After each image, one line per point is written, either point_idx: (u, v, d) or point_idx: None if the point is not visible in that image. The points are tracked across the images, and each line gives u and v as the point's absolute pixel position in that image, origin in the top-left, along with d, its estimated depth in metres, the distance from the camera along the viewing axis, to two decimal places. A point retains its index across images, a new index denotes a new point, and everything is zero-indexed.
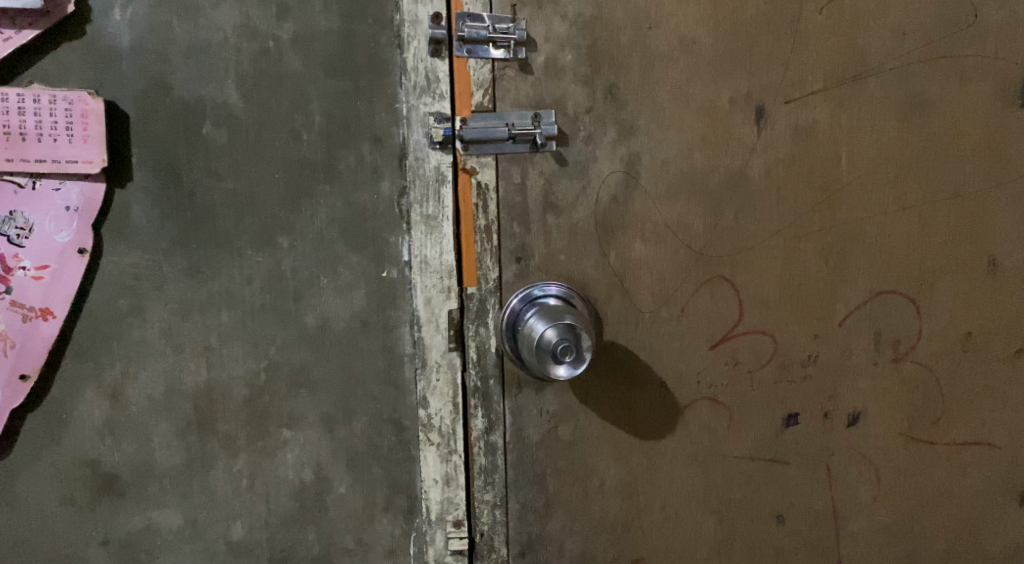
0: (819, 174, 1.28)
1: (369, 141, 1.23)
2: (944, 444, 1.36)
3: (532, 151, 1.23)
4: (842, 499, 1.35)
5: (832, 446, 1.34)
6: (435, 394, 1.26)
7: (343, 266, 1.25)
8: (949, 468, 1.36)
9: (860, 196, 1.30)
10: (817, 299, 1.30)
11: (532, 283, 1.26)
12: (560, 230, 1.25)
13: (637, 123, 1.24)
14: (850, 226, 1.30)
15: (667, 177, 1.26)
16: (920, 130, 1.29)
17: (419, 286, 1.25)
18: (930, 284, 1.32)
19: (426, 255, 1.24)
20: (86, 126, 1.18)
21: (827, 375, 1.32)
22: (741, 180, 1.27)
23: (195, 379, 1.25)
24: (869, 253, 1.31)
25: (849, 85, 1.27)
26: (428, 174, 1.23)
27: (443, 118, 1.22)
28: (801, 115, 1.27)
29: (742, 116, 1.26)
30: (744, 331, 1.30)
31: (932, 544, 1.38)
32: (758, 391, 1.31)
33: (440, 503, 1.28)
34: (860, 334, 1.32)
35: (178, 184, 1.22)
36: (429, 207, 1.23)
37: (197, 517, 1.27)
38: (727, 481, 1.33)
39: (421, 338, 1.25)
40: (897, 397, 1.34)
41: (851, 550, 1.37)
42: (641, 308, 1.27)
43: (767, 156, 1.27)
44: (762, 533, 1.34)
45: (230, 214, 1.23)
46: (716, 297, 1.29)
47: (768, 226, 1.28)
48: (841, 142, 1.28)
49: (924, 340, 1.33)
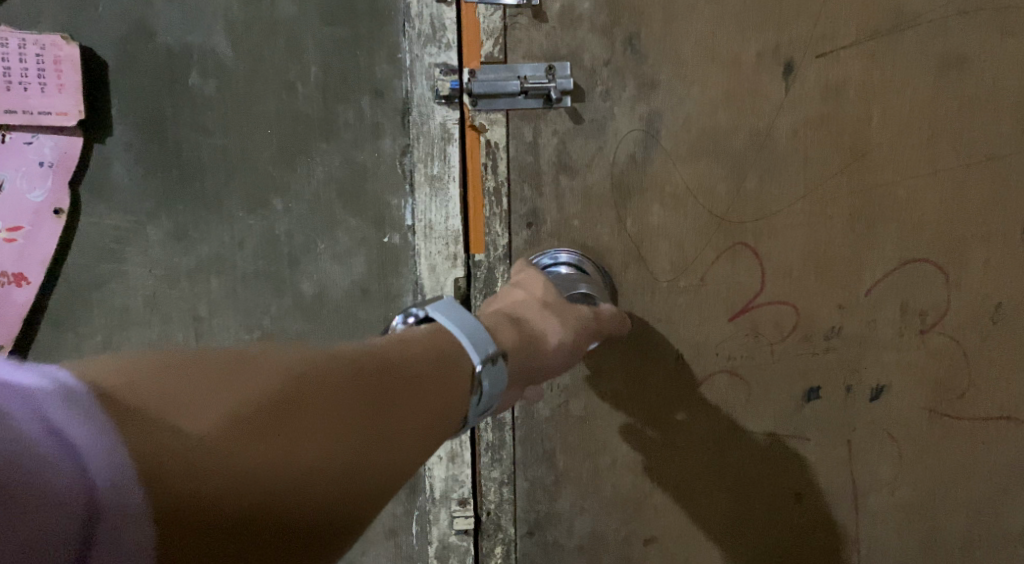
0: (849, 134, 1.19)
1: (370, 95, 1.19)
2: (970, 420, 1.28)
3: (545, 107, 1.15)
4: (863, 476, 1.28)
5: (854, 421, 1.27)
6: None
7: (341, 231, 1.22)
8: (974, 445, 1.28)
9: (891, 158, 1.21)
10: (842, 267, 1.22)
11: (543, 250, 1.18)
12: (574, 193, 1.17)
13: (658, 77, 1.16)
14: (879, 189, 1.21)
15: (688, 137, 1.18)
16: (959, 86, 1.20)
17: (424, 252, 1.20)
18: (962, 252, 1.23)
19: (430, 220, 1.19)
20: (60, 74, 1.14)
21: (852, 348, 1.24)
22: (767, 140, 1.19)
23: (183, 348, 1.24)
24: (898, 219, 1.22)
25: (884, 38, 1.18)
26: (433, 131, 1.17)
27: (450, 70, 1.14)
28: (833, 70, 1.18)
29: (769, 70, 1.17)
30: (766, 302, 1.22)
31: (954, 523, 1.31)
32: (778, 364, 1.24)
33: (445, 480, 1.25)
34: (886, 305, 1.24)
35: (162, 141, 1.20)
36: (434, 167, 1.17)
37: None
38: (743, 458, 1.26)
39: None
40: (922, 370, 1.26)
41: (872, 530, 1.30)
42: (658, 277, 1.20)
43: (795, 115, 1.19)
44: (780, 512, 1.28)
45: (219, 174, 1.20)
46: (738, 266, 1.21)
47: (794, 189, 1.20)
48: (872, 100, 1.19)
49: (952, 310, 1.24)
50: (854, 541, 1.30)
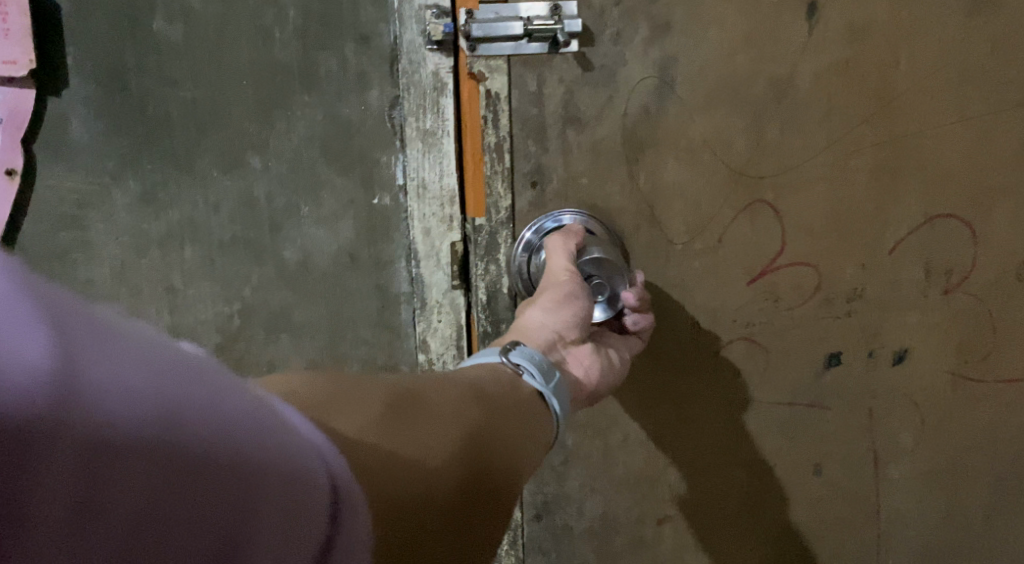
0: (875, 79, 1.09)
1: (355, 41, 1.10)
2: (994, 382, 1.20)
3: (551, 51, 1.04)
4: (883, 444, 1.20)
5: (875, 388, 1.18)
6: (435, 337, 1.18)
7: (326, 191, 1.15)
8: (995, 409, 1.21)
9: (919, 106, 1.11)
10: (867, 225, 1.13)
11: (548, 213, 1.09)
12: (582, 148, 1.07)
13: (672, 18, 1.04)
14: (906, 141, 1.11)
15: (705, 85, 1.07)
16: (990, 26, 1.09)
17: (417, 215, 1.14)
18: (989, 205, 1.14)
19: (424, 179, 1.12)
20: (5, 18, 1.07)
21: (874, 311, 1.16)
22: (789, 87, 1.08)
23: (157, 323, 1.22)
24: (925, 170, 1.12)
25: None
26: (424, 80, 1.08)
27: (442, 12, 1.04)
28: (862, 8, 1.06)
29: (793, 9, 1.05)
30: (786, 264, 1.13)
31: (976, 491, 1.23)
32: (798, 329, 1.15)
33: None
34: (911, 264, 1.15)
35: (126, 96, 1.13)
36: (426, 121, 1.10)
37: None
38: (761, 430, 1.18)
39: (421, 275, 1.16)
40: (948, 332, 1.17)
41: (891, 499, 1.22)
42: (673, 239, 1.11)
43: (819, 59, 1.07)
44: (797, 484, 1.21)
45: (188, 129, 1.14)
46: (757, 226, 1.11)
47: (815, 140, 1.10)
48: (901, 42, 1.08)
49: (978, 268, 1.16)
50: (873, 513, 1.23)
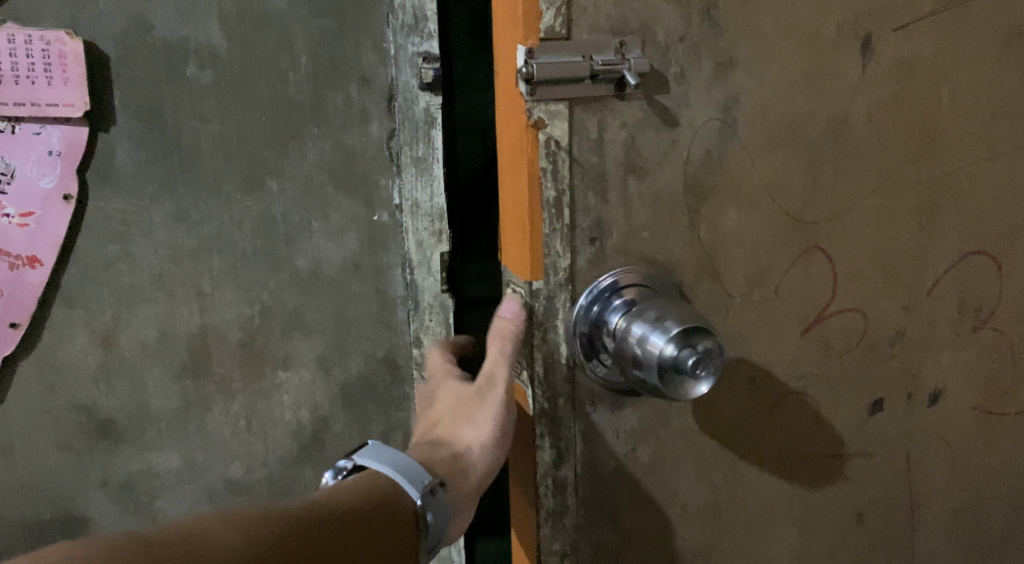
0: (919, 117, 1.09)
1: (357, 82, 1.36)
2: (1013, 414, 1.23)
3: (615, 94, 0.89)
4: (919, 486, 1.19)
5: (914, 431, 1.18)
6: (429, 335, 1.45)
7: (334, 209, 1.40)
8: (1018, 439, 1.24)
9: (959, 144, 1.12)
10: (909, 265, 1.13)
11: (610, 273, 0.93)
12: (643, 199, 0.92)
13: (737, 55, 0.94)
14: (945, 179, 1.12)
15: (766, 126, 0.98)
16: (1018, 63, 1.12)
17: (411, 228, 1.41)
18: (1013, 241, 1.17)
19: (416, 199, 1.40)
20: (64, 67, 1.27)
21: (913, 354, 1.16)
22: (845, 126, 1.05)
23: (188, 323, 1.42)
24: (961, 209, 1.14)
25: (958, 9, 1.08)
26: (417, 115, 1.36)
27: (430, 58, 1.34)
28: (907, 47, 1.06)
29: (848, 47, 1.03)
30: (838, 310, 1.09)
31: (997, 522, 1.25)
32: (847, 378, 1.12)
33: None
34: (946, 304, 1.16)
35: (162, 127, 1.34)
36: (420, 150, 1.37)
37: (196, 458, 1.48)
38: (813, 485, 1.11)
39: (413, 281, 1.42)
40: (977, 369, 1.19)
41: (926, 540, 1.21)
42: (732, 293, 1.00)
43: (872, 98, 1.06)
44: (844, 537, 1.15)
45: (217, 156, 1.36)
46: (811, 273, 1.06)
47: (867, 182, 1.08)
48: (942, 80, 1.09)
49: (1004, 303, 1.19)
50: (909, 556, 1.21)
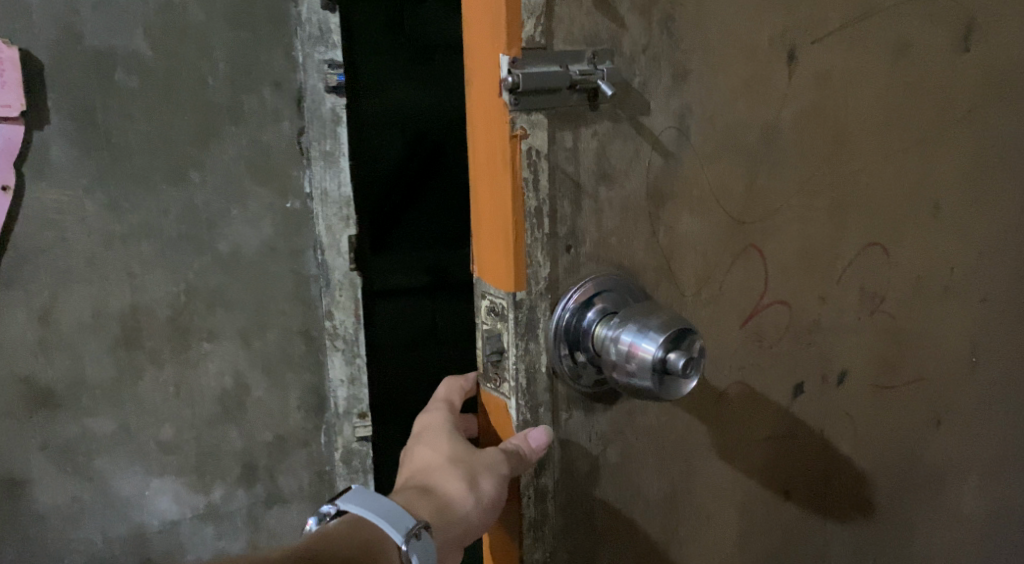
0: (832, 122, 1.18)
1: (270, 86, 1.60)
2: (900, 387, 1.35)
3: (588, 104, 0.87)
4: (832, 460, 1.30)
5: (828, 410, 1.28)
6: (340, 308, 1.70)
7: (251, 199, 1.63)
8: (906, 409, 1.37)
9: (862, 146, 1.22)
10: (824, 259, 1.22)
11: (582, 279, 0.90)
12: (613, 207, 0.92)
13: (690, 66, 1.00)
14: (849, 178, 1.22)
15: (714, 134, 1.04)
16: (905, 73, 1.24)
17: (322, 215, 1.66)
18: (900, 232, 1.29)
19: (326, 188, 1.65)
20: (3, 71, 1.44)
21: (828, 339, 1.26)
22: (776, 132, 1.12)
23: (120, 300, 1.60)
24: (863, 205, 1.24)
25: (859, 24, 1.18)
26: (324, 115, 1.62)
27: (335, 65, 1.60)
28: (824, 57, 1.15)
29: (778, 59, 1.11)
30: (768, 304, 1.17)
31: (890, 483, 1.38)
32: (774, 365, 1.20)
33: (347, 399, 1.74)
34: (851, 292, 1.26)
35: (96, 128, 1.52)
36: (327, 144, 1.63)
37: (129, 422, 1.65)
38: (749, 467, 1.19)
39: (326, 261, 1.68)
40: (875, 348, 1.31)
41: (838, 508, 1.32)
42: (686, 292, 1.05)
43: (795, 105, 1.14)
44: (775, 514, 1.24)
45: (144, 149, 1.55)
46: (748, 270, 1.13)
47: (791, 184, 1.16)
48: (847, 89, 1.19)
49: (894, 288, 1.31)
50: (825, 523, 1.31)
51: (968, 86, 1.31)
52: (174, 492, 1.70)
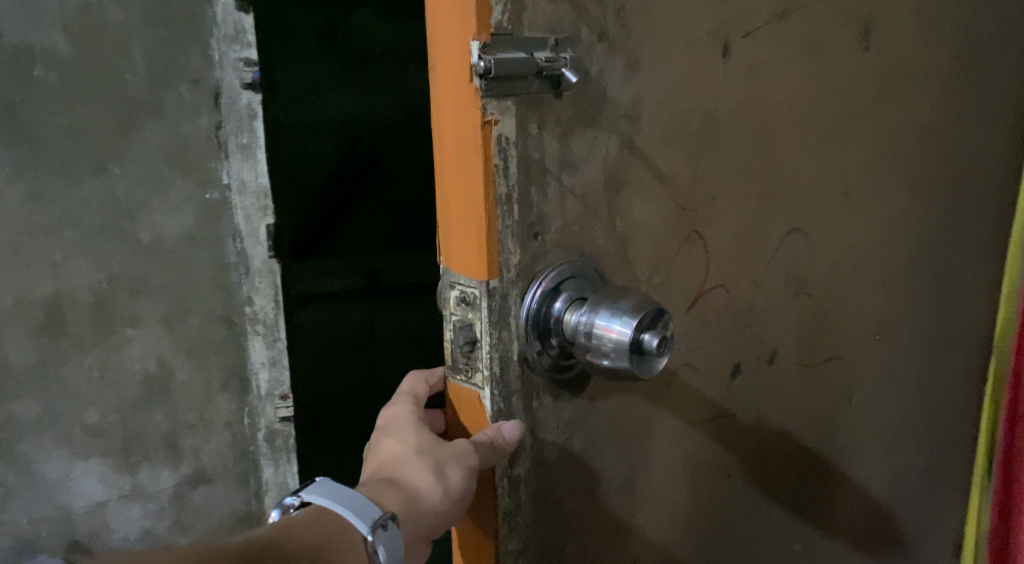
0: (761, 113, 1.23)
1: (188, 84, 1.73)
2: (821, 363, 1.42)
3: (552, 91, 0.88)
4: (767, 437, 1.35)
5: (761, 389, 1.33)
6: (259, 294, 1.89)
7: (172, 192, 1.77)
8: (827, 384, 1.44)
9: (787, 135, 1.27)
10: (756, 244, 1.27)
11: (549, 267, 0.90)
12: (576, 194, 0.92)
13: (640, 57, 1.02)
14: (776, 166, 1.27)
15: (662, 123, 1.07)
16: (820, 66, 1.30)
17: (240, 205, 1.82)
18: (818, 216, 1.35)
19: (243, 179, 1.81)
20: None
21: (761, 321, 1.31)
22: (715, 121, 1.16)
23: (43, 290, 1.74)
24: (788, 192, 1.30)
25: (783, 18, 1.23)
26: (241, 111, 1.77)
27: (249, 64, 1.75)
28: (755, 50, 1.20)
29: (715, 51, 1.14)
30: (710, 288, 1.21)
31: (816, 456, 1.45)
32: (716, 348, 1.24)
33: (269, 380, 1.94)
34: (778, 275, 1.31)
35: (16, 123, 1.65)
36: (245, 139, 1.78)
37: (54, 406, 1.80)
38: (695, 448, 1.22)
39: (244, 249, 1.85)
40: (800, 328, 1.37)
41: (772, 483, 1.37)
42: (639, 277, 1.07)
43: (730, 96, 1.18)
44: (719, 492, 1.28)
45: (65, 145, 1.68)
46: (692, 256, 1.16)
47: (727, 173, 1.20)
48: (772, 81, 1.23)
49: (815, 270, 1.37)
50: (761, 498, 1.36)
51: (874, 79, 1.38)
52: (100, 473, 1.86)
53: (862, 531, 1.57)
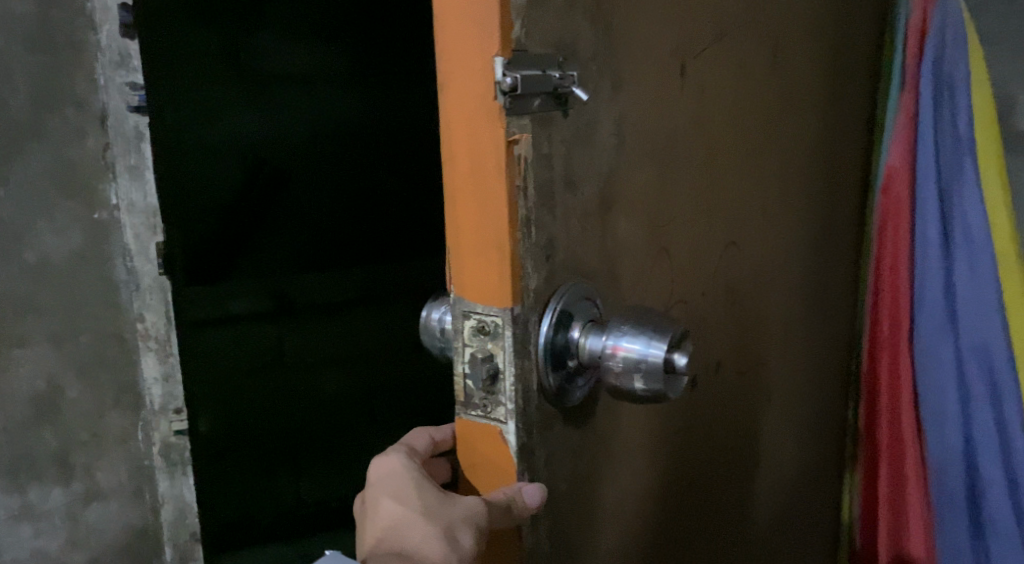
0: (710, 130, 1.25)
1: (72, 106, 1.79)
2: (752, 368, 1.45)
3: (558, 109, 0.86)
4: (716, 446, 1.37)
5: (710, 399, 1.34)
6: (151, 310, 1.92)
7: (56, 212, 1.81)
8: (758, 389, 1.47)
9: (724, 151, 1.29)
10: (704, 258, 1.28)
11: (559, 290, 0.87)
12: (577, 214, 0.90)
13: (623, 75, 1.01)
14: (717, 181, 1.29)
15: (637, 142, 1.06)
16: (749, 81, 1.32)
17: (129, 224, 1.87)
18: (748, 228, 1.38)
19: (132, 199, 1.86)
20: None
21: (710, 333, 1.32)
22: (675, 139, 1.17)
23: None
24: (724, 205, 1.31)
25: (724, 37, 1.25)
26: (129, 131, 1.84)
27: (137, 87, 1.83)
28: (705, 69, 1.21)
29: (676, 70, 1.15)
30: (672, 304, 1.21)
31: (751, 460, 1.47)
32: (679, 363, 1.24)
33: (163, 396, 1.97)
34: (720, 287, 1.33)
35: None
36: (132, 159, 1.85)
37: None
38: (660, 461, 1.22)
39: (135, 267, 1.89)
40: (736, 337, 1.39)
41: (721, 494, 1.38)
42: (625, 296, 1.06)
43: (687, 115, 1.19)
44: (682, 505, 1.28)
45: None
46: (659, 273, 1.16)
47: (682, 189, 1.20)
48: (712, 97, 1.25)
49: (746, 281, 1.40)
50: (714, 509, 1.37)
51: (790, 93, 1.43)
52: None
53: (787, 526, 1.63)
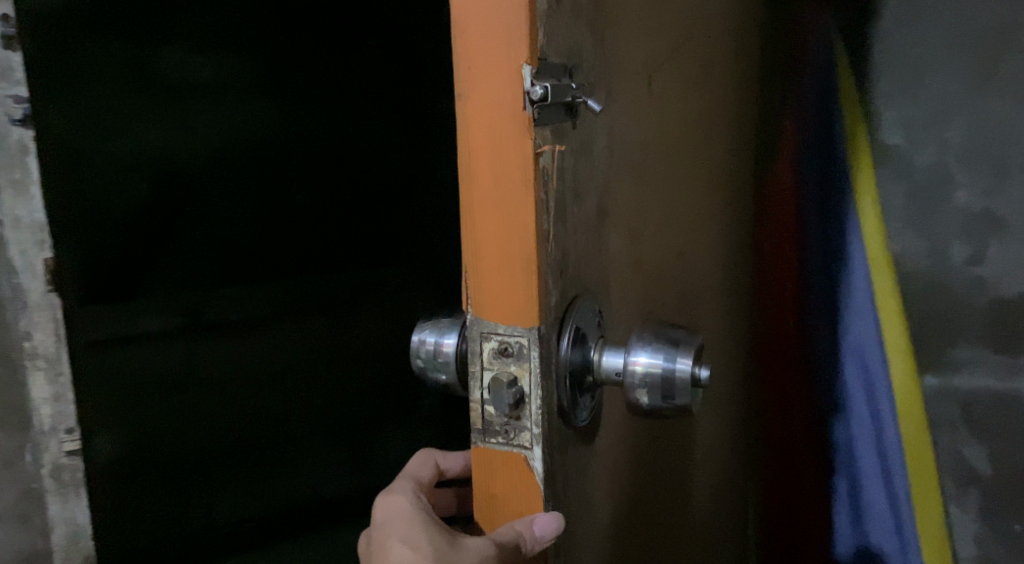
0: (672, 140, 1.23)
1: None
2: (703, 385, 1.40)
3: (571, 120, 0.83)
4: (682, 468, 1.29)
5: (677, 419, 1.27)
6: (38, 328, 1.58)
7: None
8: (709, 404, 1.43)
9: (677, 160, 1.26)
10: (665, 271, 1.23)
11: (572, 307, 0.84)
12: (582, 227, 0.87)
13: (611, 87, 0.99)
14: (673, 191, 1.25)
15: (619, 154, 1.03)
16: (696, 90, 1.31)
17: (13, 239, 1.53)
18: (697, 239, 1.35)
19: (16, 212, 1.53)
20: None
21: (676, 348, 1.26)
22: (648, 149, 1.14)
23: None
24: (679, 215, 1.28)
25: (681, 47, 1.24)
26: (11, 146, 1.52)
27: (20, 100, 1.52)
28: (668, 80, 1.20)
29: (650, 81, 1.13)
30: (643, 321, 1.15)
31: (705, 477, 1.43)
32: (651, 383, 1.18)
33: (53, 415, 1.61)
34: (678, 302, 1.29)
35: None
36: (15, 172, 1.52)
37: None
38: (646, 489, 1.13)
39: (20, 283, 1.55)
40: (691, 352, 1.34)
41: (685, 516, 1.32)
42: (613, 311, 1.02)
43: (656, 124, 1.17)
44: (658, 532, 1.20)
45: None
46: (633, 287, 1.12)
47: (650, 200, 1.16)
48: (671, 106, 1.22)
49: (699, 294, 1.37)
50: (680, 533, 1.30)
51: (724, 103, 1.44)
52: None
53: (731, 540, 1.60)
